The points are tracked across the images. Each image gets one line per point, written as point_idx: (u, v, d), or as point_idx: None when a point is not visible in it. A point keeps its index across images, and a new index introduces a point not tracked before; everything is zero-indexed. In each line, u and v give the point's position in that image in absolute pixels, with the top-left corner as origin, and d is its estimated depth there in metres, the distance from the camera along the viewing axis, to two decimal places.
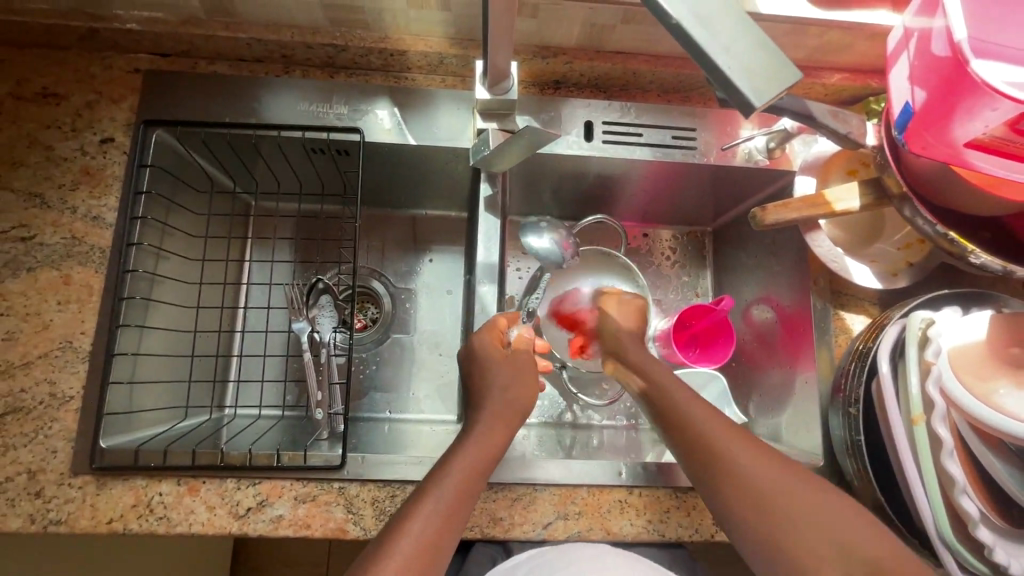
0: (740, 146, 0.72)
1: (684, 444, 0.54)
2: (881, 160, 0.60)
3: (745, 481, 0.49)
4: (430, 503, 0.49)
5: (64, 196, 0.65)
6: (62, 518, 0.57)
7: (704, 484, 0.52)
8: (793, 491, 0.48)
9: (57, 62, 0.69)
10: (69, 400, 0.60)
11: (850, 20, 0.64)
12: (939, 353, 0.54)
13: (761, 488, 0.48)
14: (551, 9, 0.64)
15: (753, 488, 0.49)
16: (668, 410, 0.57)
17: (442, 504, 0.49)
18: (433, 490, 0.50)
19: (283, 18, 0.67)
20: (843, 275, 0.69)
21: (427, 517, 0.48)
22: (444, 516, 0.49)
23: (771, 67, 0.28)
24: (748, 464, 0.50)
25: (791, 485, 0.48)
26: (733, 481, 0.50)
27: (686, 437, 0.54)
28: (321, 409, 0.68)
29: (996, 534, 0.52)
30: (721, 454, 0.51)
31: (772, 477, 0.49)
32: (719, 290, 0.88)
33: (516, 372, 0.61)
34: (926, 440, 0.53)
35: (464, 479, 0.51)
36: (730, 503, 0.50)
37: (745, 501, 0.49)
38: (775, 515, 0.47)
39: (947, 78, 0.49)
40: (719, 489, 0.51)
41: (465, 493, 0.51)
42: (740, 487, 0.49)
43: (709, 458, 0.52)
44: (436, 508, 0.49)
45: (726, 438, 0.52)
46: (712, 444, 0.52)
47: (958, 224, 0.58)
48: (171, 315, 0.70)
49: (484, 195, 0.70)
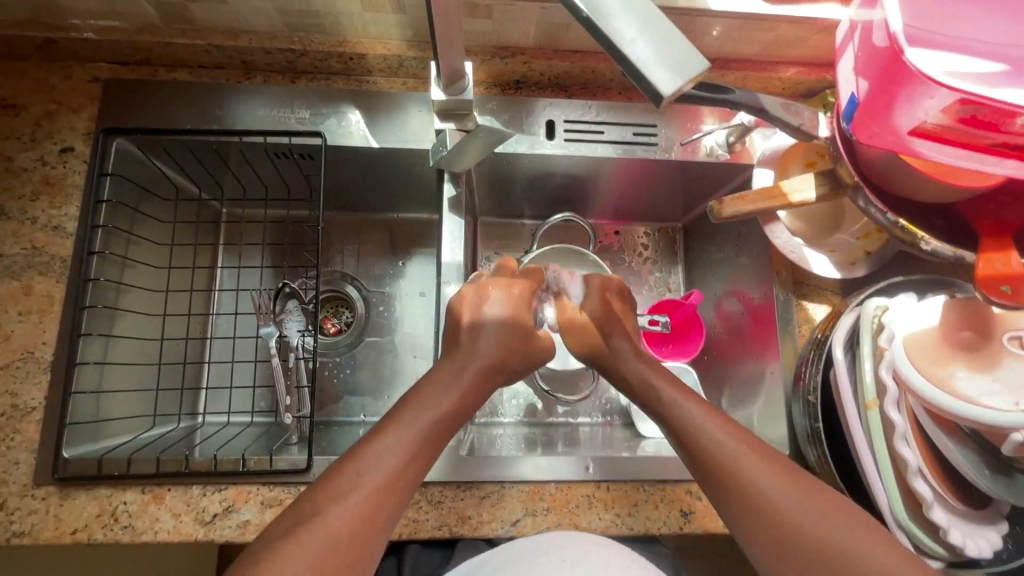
0: (702, 142, 0.73)
1: (672, 434, 0.55)
2: (834, 152, 0.61)
3: (763, 501, 0.47)
4: (364, 476, 0.46)
5: (24, 207, 0.65)
6: (25, 530, 0.57)
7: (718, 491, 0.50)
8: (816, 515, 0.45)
9: (17, 74, 0.68)
10: (31, 411, 0.60)
11: (798, 14, 0.65)
12: (892, 339, 0.56)
13: (773, 508, 0.46)
14: (504, 10, 0.65)
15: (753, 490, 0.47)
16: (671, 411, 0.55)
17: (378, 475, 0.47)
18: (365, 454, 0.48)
19: (240, 24, 0.67)
20: (803, 266, 0.70)
21: (358, 494, 0.45)
22: (374, 493, 0.46)
23: (678, 54, 0.31)
24: (766, 483, 0.47)
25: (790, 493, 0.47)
26: (743, 494, 0.48)
27: (670, 424, 0.55)
28: (290, 413, 0.69)
29: (953, 515, 0.54)
30: (728, 464, 0.49)
31: (774, 482, 0.47)
32: (690, 285, 0.89)
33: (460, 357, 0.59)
34: (879, 424, 0.55)
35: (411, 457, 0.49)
36: (737, 508, 0.48)
37: (761, 522, 0.46)
38: (800, 538, 0.45)
39: (885, 69, 0.50)
40: (725, 501, 0.49)
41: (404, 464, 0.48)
42: (748, 501, 0.47)
43: (718, 464, 0.50)
44: (371, 483, 0.46)
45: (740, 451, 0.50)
46: (717, 444, 0.51)
47: (909, 213, 0.59)
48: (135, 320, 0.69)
49: (447, 196, 0.69)
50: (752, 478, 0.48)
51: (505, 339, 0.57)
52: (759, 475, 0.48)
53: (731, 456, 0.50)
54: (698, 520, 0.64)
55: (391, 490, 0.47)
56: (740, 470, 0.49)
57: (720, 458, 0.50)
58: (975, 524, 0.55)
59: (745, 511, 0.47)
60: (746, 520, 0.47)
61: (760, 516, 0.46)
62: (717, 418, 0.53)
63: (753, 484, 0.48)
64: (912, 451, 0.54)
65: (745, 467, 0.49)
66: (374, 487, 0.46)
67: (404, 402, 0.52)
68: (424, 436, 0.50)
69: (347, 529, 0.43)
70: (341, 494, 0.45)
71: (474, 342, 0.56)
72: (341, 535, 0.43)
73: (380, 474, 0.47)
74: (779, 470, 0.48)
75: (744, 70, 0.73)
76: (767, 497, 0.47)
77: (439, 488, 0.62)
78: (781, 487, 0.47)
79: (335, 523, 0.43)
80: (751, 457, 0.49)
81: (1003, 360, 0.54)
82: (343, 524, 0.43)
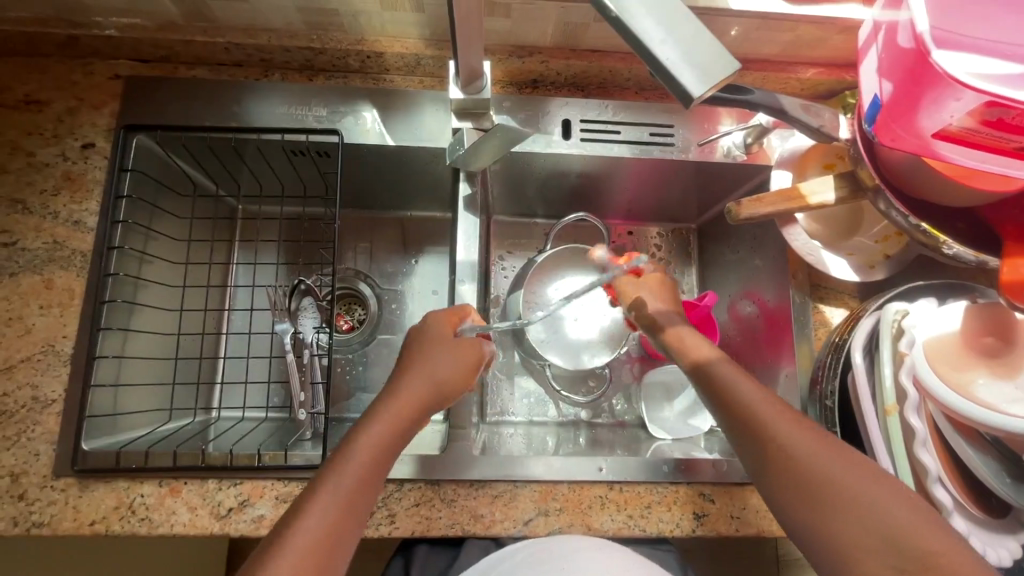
0: (719, 142, 0.73)
1: (713, 405, 0.56)
2: (854, 154, 0.61)
3: (801, 467, 0.48)
4: (329, 487, 0.47)
5: (45, 202, 0.66)
6: (44, 521, 0.58)
7: (756, 463, 0.51)
8: (857, 478, 0.46)
9: (39, 70, 0.69)
10: (50, 404, 0.61)
11: (820, 15, 0.64)
12: (912, 345, 0.55)
13: (811, 474, 0.47)
14: (522, 9, 0.65)
15: (791, 458, 0.48)
16: (711, 385, 0.56)
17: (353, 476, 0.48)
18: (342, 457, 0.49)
19: (260, 22, 0.68)
20: (820, 268, 0.70)
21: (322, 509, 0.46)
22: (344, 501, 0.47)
23: (710, 54, 0.30)
24: (805, 450, 0.48)
25: (829, 459, 0.47)
26: (781, 462, 0.49)
27: (711, 397, 0.56)
28: (304, 409, 0.70)
29: (973, 523, 0.54)
30: (766, 433, 0.50)
31: (811, 447, 0.48)
32: (704, 287, 0.89)
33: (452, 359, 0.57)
34: (899, 431, 0.54)
35: (381, 445, 0.51)
36: (777, 478, 0.49)
37: (798, 488, 0.47)
38: (840, 501, 0.45)
39: (911, 70, 0.49)
40: (763, 471, 0.50)
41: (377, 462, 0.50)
42: (787, 470, 0.48)
43: (757, 436, 0.51)
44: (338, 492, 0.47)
45: (777, 419, 0.51)
46: (758, 417, 0.51)
47: (931, 216, 0.58)
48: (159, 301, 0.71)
49: (462, 195, 0.69)
50: (789, 446, 0.49)
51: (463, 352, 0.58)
52: (798, 441, 0.49)
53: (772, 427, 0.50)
54: (710, 523, 0.63)
55: (359, 500, 0.48)
56: (776, 436, 0.50)
57: (761, 431, 0.51)
58: (993, 531, 0.54)
59: (784, 480, 0.48)
60: (782, 486, 0.48)
61: (800, 482, 0.47)
62: (756, 387, 0.54)
63: (796, 452, 0.48)
64: (932, 457, 0.53)
65: (788, 437, 0.49)
66: (348, 488, 0.48)
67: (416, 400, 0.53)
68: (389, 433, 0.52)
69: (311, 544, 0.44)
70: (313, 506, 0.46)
71: (431, 348, 0.58)
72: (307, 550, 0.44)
73: (370, 479, 0.49)
74: (817, 438, 0.49)
75: (764, 71, 0.72)
76: (809, 466, 0.47)
77: (452, 486, 0.63)
78: (820, 455, 0.48)
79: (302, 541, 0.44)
80: (793, 428, 0.50)
81: None
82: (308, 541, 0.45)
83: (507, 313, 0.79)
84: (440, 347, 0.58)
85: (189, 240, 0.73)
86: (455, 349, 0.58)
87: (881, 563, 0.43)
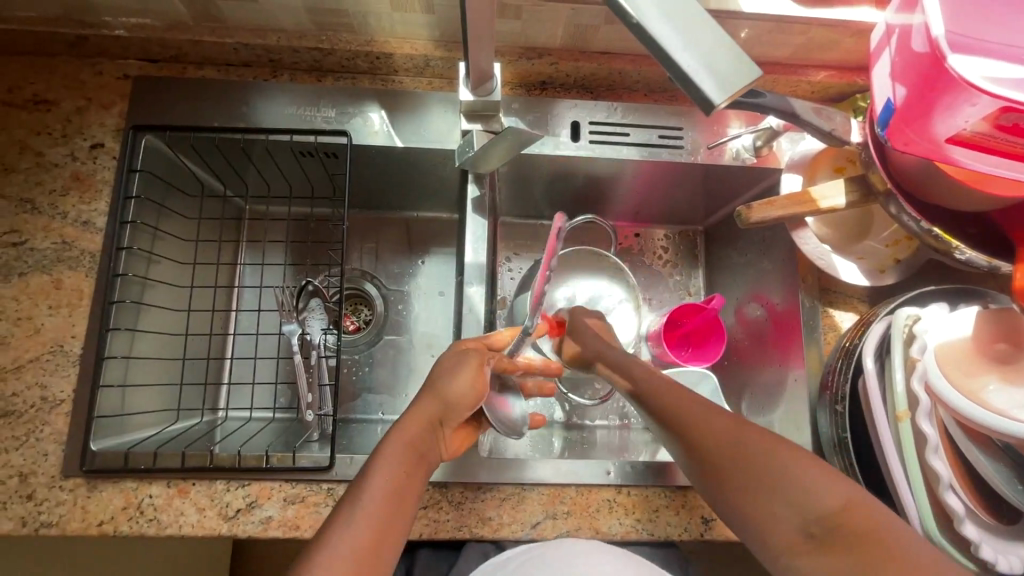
0: (728, 145, 0.72)
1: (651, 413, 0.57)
2: (866, 158, 0.60)
3: (719, 453, 0.48)
4: (365, 496, 0.45)
5: (54, 202, 0.66)
6: (53, 521, 0.58)
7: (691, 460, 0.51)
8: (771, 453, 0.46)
9: (49, 70, 0.69)
10: (59, 404, 0.61)
11: (832, 18, 0.64)
12: (924, 350, 0.54)
13: (730, 459, 0.47)
14: (533, 11, 0.65)
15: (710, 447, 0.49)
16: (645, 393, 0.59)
17: (390, 485, 0.47)
18: (377, 466, 0.48)
19: (269, 23, 0.68)
20: (830, 272, 0.70)
21: (363, 519, 0.44)
22: (380, 509, 0.45)
23: (730, 61, 0.30)
24: (720, 434, 0.49)
25: (742, 441, 0.48)
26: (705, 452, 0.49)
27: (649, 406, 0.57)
28: (311, 410, 0.70)
29: (984, 530, 0.53)
30: (688, 426, 0.51)
31: (727, 431, 0.49)
32: (711, 290, 0.89)
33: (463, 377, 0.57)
34: (910, 436, 0.54)
35: (411, 454, 0.50)
36: (709, 471, 0.49)
37: (725, 475, 0.47)
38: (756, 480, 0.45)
39: (925, 74, 0.49)
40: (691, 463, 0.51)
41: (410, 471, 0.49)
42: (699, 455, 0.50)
43: (684, 431, 0.52)
44: (373, 499, 0.45)
45: (695, 411, 0.52)
46: (678, 411, 0.53)
47: (943, 221, 0.58)
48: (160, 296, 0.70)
49: (471, 196, 0.70)
50: (707, 433, 0.50)
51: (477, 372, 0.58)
52: (714, 426, 0.50)
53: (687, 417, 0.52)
54: (718, 528, 0.63)
55: (397, 515, 0.46)
56: (695, 427, 0.51)
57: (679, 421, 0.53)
58: (1004, 539, 0.54)
59: (713, 471, 0.48)
60: (715, 478, 0.48)
61: (712, 467, 0.49)
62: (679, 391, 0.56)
63: (703, 438, 0.50)
64: (944, 464, 0.52)
65: (701, 422, 0.51)
66: (382, 499, 0.46)
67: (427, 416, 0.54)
68: (413, 442, 0.51)
69: (352, 558, 0.41)
70: (347, 516, 0.44)
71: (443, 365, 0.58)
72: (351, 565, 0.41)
73: (408, 494, 0.48)
74: (732, 422, 0.50)
75: (774, 74, 0.72)
76: (715, 443, 0.49)
77: (460, 489, 0.63)
78: (733, 438, 0.48)
79: (338, 558, 0.41)
80: (703, 412, 0.52)
81: None
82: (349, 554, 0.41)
83: (513, 315, 0.78)
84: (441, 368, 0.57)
85: (196, 240, 0.73)
86: (464, 367, 0.58)
87: (794, 532, 0.42)
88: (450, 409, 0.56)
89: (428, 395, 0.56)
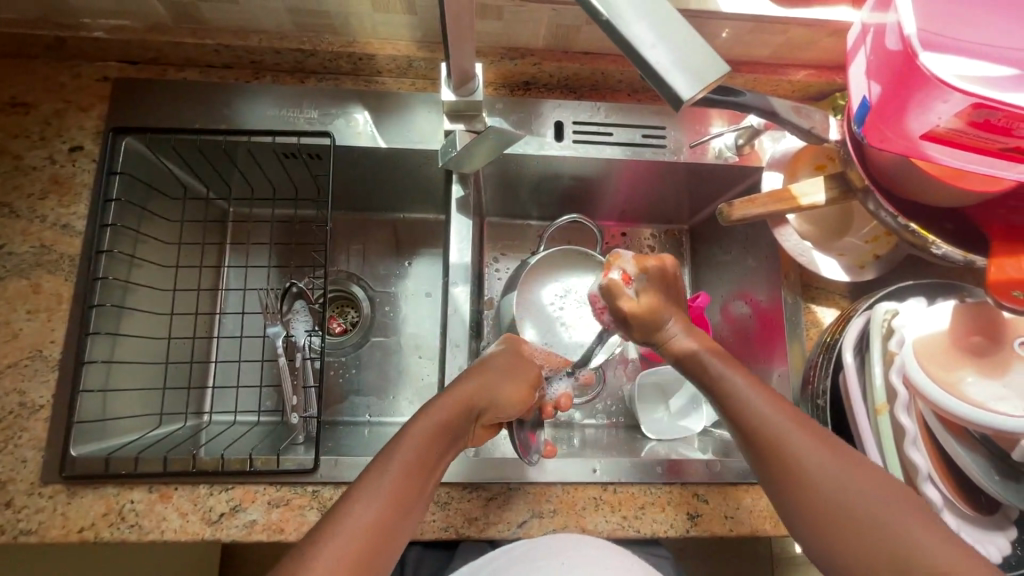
0: (711, 144, 0.73)
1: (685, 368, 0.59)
2: (845, 155, 0.61)
3: (757, 421, 0.50)
4: (372, 483, 0.46)
5: (33, 205, 0.65)
6: (32, 529, 0.57)
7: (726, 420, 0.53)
8: (804, 439, 0.48)
9: (26, 72, 0.69)
10: (38, 410, 0.60)
11: (809, 18, 0.65)
12: (902, 344, 0.56)
13: (765, 431, 0.49)
14: (514, 12, 0.65)
15: (749, 414, 0.51)
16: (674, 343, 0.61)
17: (395, 477, 0.46)
18: (384, 457, 0.48)
19: (251, 25, 0.68)
20: (811, 268, 0.71)
21: (376, 500, 0.45)
22: (396, 491, 0.46)
23: (698, 56, 0.31)
24: (759, 404, 0.51)
25: (779, 418, 0.49)
26: (747, 421, 0.51)
27: (681, 360, 0.60)
28: (296, 413, 0.69)
29: (963, 520, 0.54)
30: (732, 394, 0.53)
31: (766, 404, 0.51)
32: (697, 287, 0.89)
33: (507, 375, 0.60)
34: (889, 429, 0.55)
35: (421, 446, 0.49)
36: (745, 437, 0.51)
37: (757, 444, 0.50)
38: (786, 460, 0.47)
39: (899, 71, 0.49)
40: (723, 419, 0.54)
41: (419, 465, 0.48)
42: (732, 413, 0.52)
43: (724, 396, 0.54)
44: (392, 482, 0.46)
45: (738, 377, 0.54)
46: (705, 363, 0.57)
47: (919, 216, 0.59)
48: (149, 298, 0.70)
49: (455, 196, 0.70)
50: (745, 401, 0.52)
51: (513, 376, 0.60)
52: (754, 397, 0.51)
53: (736, 386, 0.53)
54: (704, 524, 0.63)
55: (405, 512, 0.46)
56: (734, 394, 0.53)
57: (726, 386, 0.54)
58: (983, 529, 0.55)
59: (750, 438, 0.50)
60: (750, 445, 0.50)
61: (734, 414, 0.52)
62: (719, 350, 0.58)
63: (732, 388, 0.53)
64: (923, 456, 0.53)
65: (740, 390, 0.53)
66: (388, 492, 0.45)
67: (442, 404, 0.53)
68: (442, 422, 0.52)
69: (360, 538, 0.42)
70: (351, 505, 0.44)
71: (495, 360, 0.61)
72: (357, 551, 0.42)
73: (417, 494, 0.47)
74: (768, 393, 0.52)
75: (753, 73, 0.73)
76: (750, 415, 0.51)
77: (445, 489, 0.62)
78: (770, 410, 0.50)
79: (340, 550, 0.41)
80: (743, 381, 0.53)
81: (1013, 365, 0.53)
82: (359, 533, 0.43)
83: (501, 315, 0.78)
84: (500, 367, 0.60)
85: (178, 244, 0.72)
86: (514, 375, 0.60)
87: (807, 498, 0.46)
88: (492, 403, 0.57)
89: (472, 377, 0.57)
